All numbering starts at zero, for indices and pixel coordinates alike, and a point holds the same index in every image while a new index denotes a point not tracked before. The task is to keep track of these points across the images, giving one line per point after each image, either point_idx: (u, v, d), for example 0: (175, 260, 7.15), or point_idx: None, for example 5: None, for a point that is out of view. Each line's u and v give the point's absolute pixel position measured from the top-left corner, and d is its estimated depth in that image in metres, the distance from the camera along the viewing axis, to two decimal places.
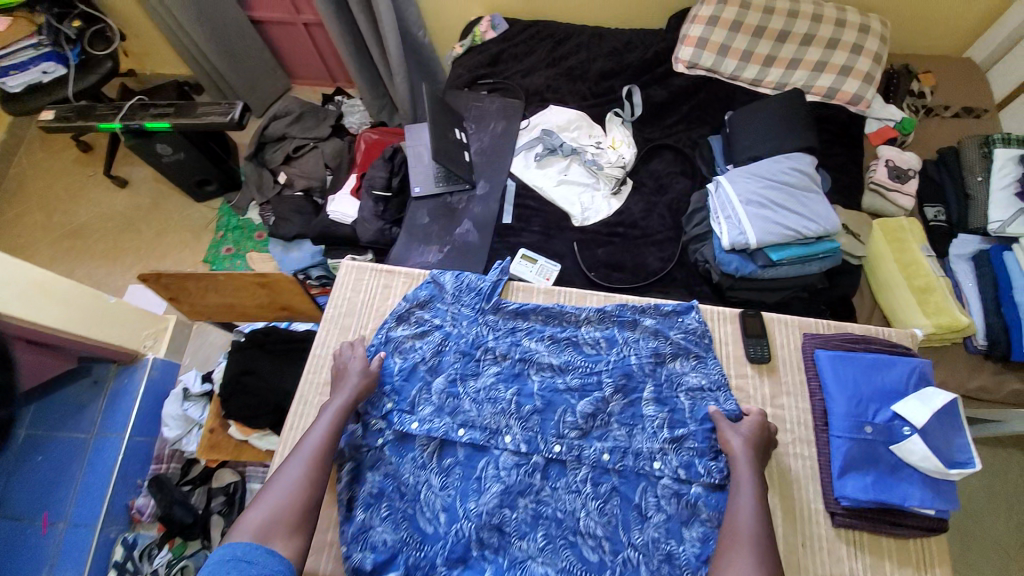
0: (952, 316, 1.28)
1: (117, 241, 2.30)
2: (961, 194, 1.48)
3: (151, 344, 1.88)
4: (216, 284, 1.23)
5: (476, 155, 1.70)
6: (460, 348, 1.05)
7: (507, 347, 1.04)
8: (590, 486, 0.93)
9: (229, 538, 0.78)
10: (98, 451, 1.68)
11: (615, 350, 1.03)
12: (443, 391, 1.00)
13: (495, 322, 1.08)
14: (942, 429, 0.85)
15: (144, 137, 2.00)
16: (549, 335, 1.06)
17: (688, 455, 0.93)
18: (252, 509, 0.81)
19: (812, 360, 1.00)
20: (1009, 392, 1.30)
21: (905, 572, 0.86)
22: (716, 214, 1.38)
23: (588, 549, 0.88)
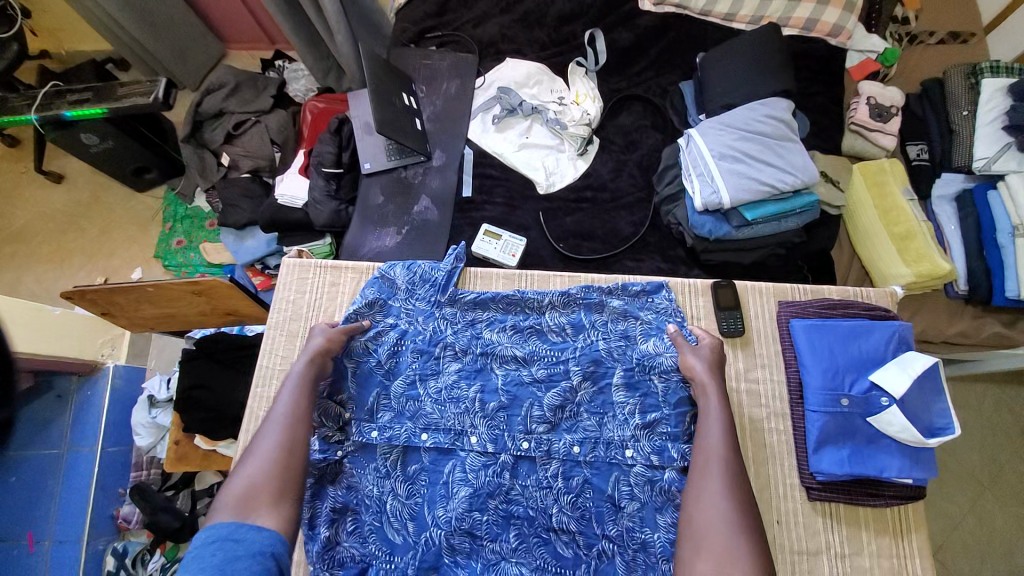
0: (932, 264, 1.22)
1: (59, 242, 2.14)
2: (945, 129, 1.39)
3: (110, 351, 1.77)
4: (149, 295, 1.12)
5: (429, 122, 1.55)
6: (418, 346, 0.97)
7: (469, 342, 0.97)
8: (560, 482, 0.89)
9: (210, 519, 0.71)
10: (73, 467, 1.61)
11: (582, 336, 0.97)
12: (401, 392, 0.94)
13: (455, 315, 1.01)
14: (921, 395, 0.83)
15: (65, 128, 1.81)
16: (511, 323, 1.00)
17: (660, 440, 0.89)
18: (232, 479, 0.75)
19: (788, 330, 0.95)
20: (990, 335, 1.27)
21: (881, 540, 0.86)
22: (687, 171, 1.28)
23: (561, 545, 0.86)
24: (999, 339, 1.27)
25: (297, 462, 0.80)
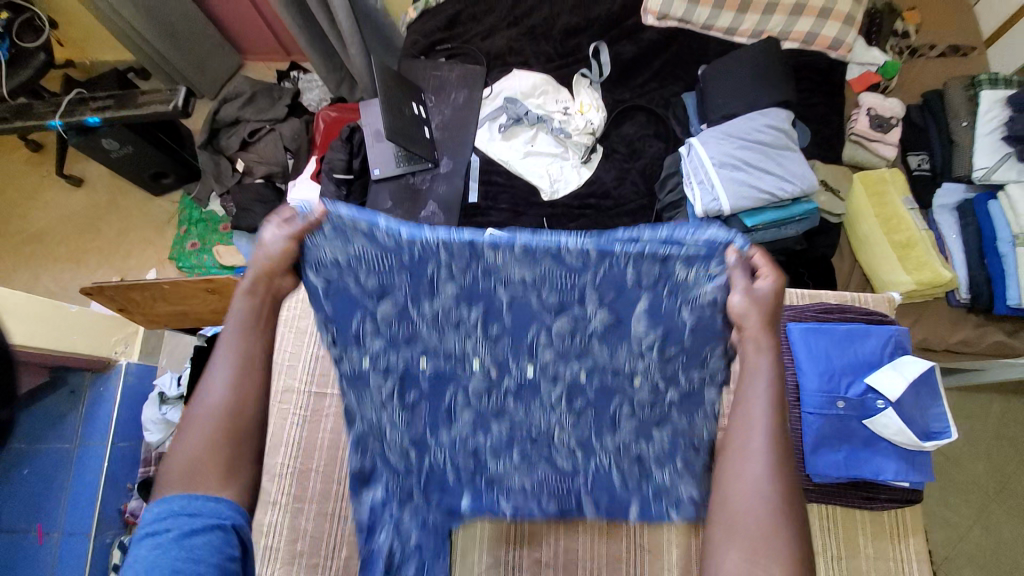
0: (934, 272, 1.24)
1: (78, 243, 2.20)
2: (946, 139, 1.40)
3: (123, 349, 1.83)
4: (164, 293, 1.16)
5: (438, 131, 1.60)
6: (401, 262, 0.70)
7: (466, 262, 0.70)
8: (564, 404, 0.72)
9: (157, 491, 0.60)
10: (83, 462, 1.64)
11: (605, 262, 0.69)
12: (387, 319, 0.70)
13: (446, 238, 0.69)
14: (917, 399, 0.84)
15: (87, 134, 1.88)
16: (518, 243, 0.69)
17: (696, 377, 0.70)
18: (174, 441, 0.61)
19: (784, 332, 0.95)
20: (990, 344, 1.28)
21: (877, 542, 0.86)
22: (689, 179, 1.31)
23: (559, 459, 0.74)
24: (999, 347, 1.28)
25: (250, 413, 0.63)
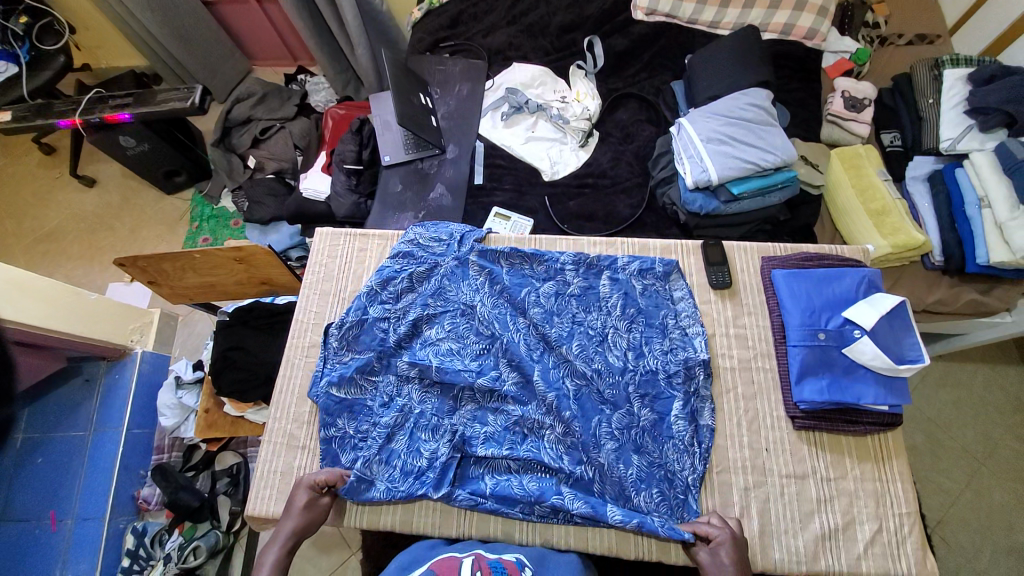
0: (908, 235, 1.34)
1: (90, 241, 2.27)
2: (914, 116, 1.53)
3: (138, 337, 1.85)
4: (194, 262, 1.24)
5: (444, 120, 1.69)
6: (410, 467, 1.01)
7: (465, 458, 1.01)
8: (577, 374, 1.01)
9: None
10: (98, 448, 1.68)
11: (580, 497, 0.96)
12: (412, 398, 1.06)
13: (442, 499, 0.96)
14: (892, 329, 0.92)
15: (106, 130, 1.97)
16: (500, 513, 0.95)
17: (660, 410, 0.98)
18: None
19: (770, 279, 1.05)
20: (965, 302, 1.37)
21: (864, 465, 0.93)
22: (679, 155, 1.41)
23: (592, 314, 1.07)
24: (975, 305, 1.37)
25: None
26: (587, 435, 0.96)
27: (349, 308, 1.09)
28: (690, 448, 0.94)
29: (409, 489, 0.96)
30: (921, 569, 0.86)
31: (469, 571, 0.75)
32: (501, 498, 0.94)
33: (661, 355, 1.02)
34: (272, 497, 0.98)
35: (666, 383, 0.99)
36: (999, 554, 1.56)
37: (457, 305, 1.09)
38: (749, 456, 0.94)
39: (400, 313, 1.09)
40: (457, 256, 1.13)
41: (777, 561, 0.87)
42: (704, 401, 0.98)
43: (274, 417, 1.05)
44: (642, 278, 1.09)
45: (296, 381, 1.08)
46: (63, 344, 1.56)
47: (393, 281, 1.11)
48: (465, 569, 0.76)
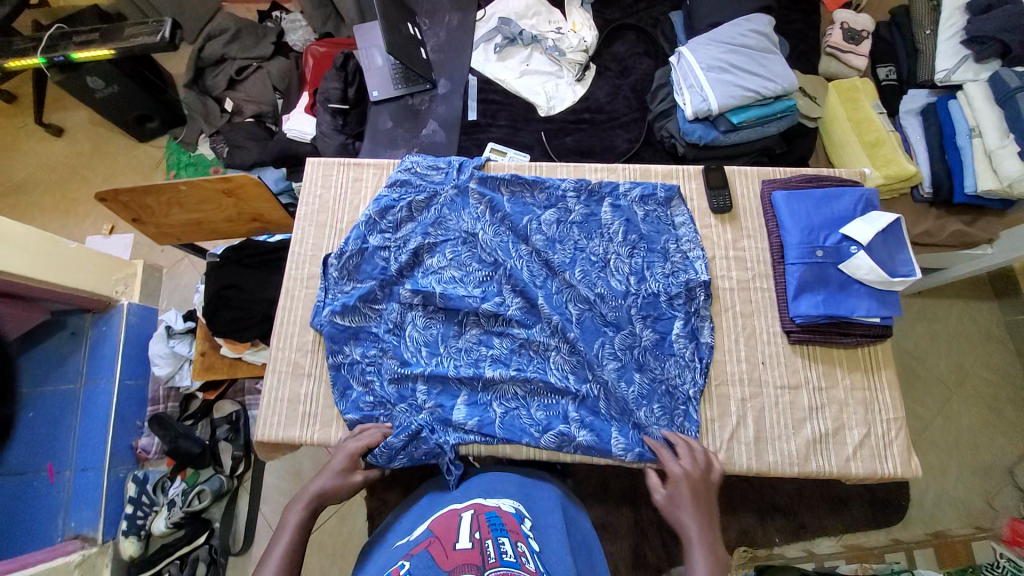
0: (899, 166, 1.35)
1: (63, 192, 2.16)
2: (911, 49, 1.52)
3: (122, 289, 1.79)
4: (180, 196, 1.19)
5: (434, 53, 1.62)
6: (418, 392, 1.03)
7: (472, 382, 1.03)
8: (580, 300, 1.02)
9: None
10: (92, 398, 1.67)
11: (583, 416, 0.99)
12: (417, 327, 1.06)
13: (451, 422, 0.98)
14: (887, 245, 0.95)
15: (71, 71, 1.85)
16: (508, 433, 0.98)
17: (662, 330, 1.00)
18: None
19: (770, 202, 1.06)
20: (950, 233, 1.39)
21: (854, 374, 0.97)
22: (679, 86, 1.38)
23: (595, 241, 1.07)
24: (960, 235, 1.39)
25: None
26: (591, 354, 0.98)
27: (348, 238, 1.07)
28: (691, 363, 0.97)
29: (419, 414, 0.98)
30: (905, 468, 0.92)
31: (467, 532, 0.73)
32: (509, 419, 0.97)
33: (662, 278, 1.03)
34: (284, 422, 0.99)
35: (668, 305, 1.01)
36: (965, 472, 1.70)
37: (458, 234, 1.08)
38: (746, 369, 0.98)
39: (401, 243, 1.08)
40: (457, 184, 1.11)
41: (772, 464, 0.92)
42: (703, 320, 1.00)
43: (274, 346, 1.05)
44: (644, 204, 1.09)
45: (298, 313, 1.06)
46: (46, 295, 1.52)
47: (392, 211, 1.09)
48: (464, 531, 0.74)
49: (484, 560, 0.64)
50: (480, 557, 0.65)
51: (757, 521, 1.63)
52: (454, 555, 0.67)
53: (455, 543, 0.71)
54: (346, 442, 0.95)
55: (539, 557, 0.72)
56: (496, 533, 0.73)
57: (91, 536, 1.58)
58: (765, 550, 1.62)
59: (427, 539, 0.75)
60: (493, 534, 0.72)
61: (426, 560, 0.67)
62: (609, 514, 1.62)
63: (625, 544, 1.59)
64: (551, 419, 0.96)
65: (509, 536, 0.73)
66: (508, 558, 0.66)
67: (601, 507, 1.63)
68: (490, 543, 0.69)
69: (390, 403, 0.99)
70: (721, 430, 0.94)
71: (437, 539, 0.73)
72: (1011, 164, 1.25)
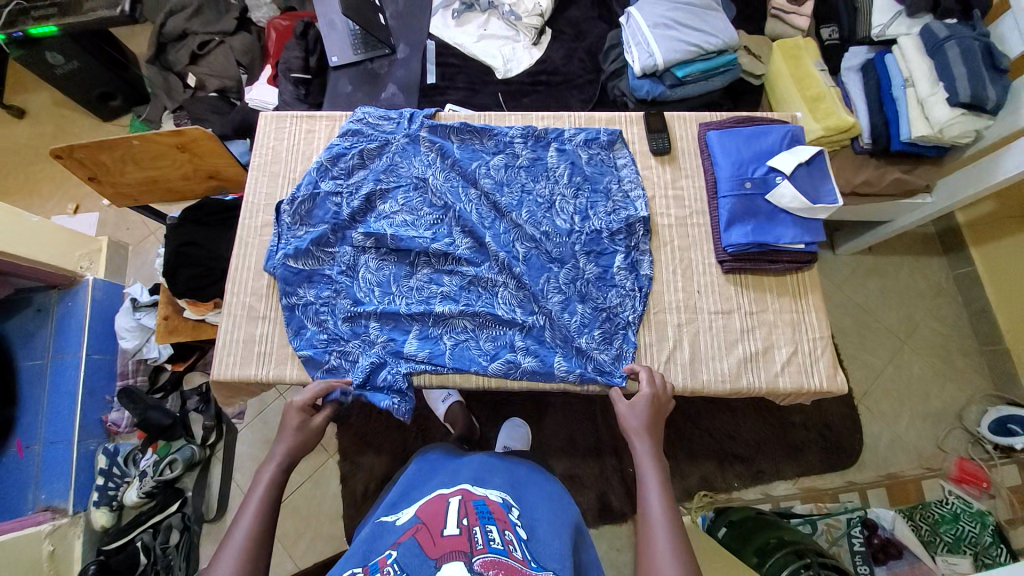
0: (839, 118, 1.40)
1: (26, 174, 2.13)
2: (851, 9, 1.58)
3: (88, 265, 1.77)
4: (134, 151, 1.20)
5: (392, 19, 1.64)
6: None
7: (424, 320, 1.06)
8: (528, 239, 1.06)
9: None
10: (59, 372, 1.65)
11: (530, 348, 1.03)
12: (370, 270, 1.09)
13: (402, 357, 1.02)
14: (811, 176, 1.00)
15: (30, 46, 1.83)
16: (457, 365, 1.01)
17: (604, 264, 1.05)
18: None
19: (704, 143, 1.11)
20: (889, 181, 1.45)
21: (783, 298, 1.03)
22: (628, 44, 1.43)
23: (542, 184, 1.11)
24: (900, 183, 1.46)
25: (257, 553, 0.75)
26: (537, 288, 1.02)
27: (301, 184, 1.10)
28: (630, 292, 1.02)
29: (371, 349, 1.01)
30: (830, 382, 0.98)
31: (455, 518, 0.79)
32: (459, 350, 1.00)
33: (605, 216, 1.07)
34: (240, 361, 1.02)
35: (609, 240, 1.06)
36: (919, 420, 1.68)
37: (409, 180, 1.12)
38: (683, 298, 1.03)
39: (353, 189, 1.11)
40: (408, 133, 1.15)
41: (706, 382, 0.97)
42: (643, 254, 1.05)
43: (230, 291, 1.07)
44: (588, 148, 1.14)
45: (253, 258, 1.09)
46: (19, 272, 1.54)
47: (343, 158, 1.12)
48: (451, 517, 0.80)
49: (472, 548, 0.72)
50: (469, 545, 0.73)
51: (716, 466, 1.61)
52: (443, 542, 0.73)
53: (443, 529, 0.77)
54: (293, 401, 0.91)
55: (526, 543, 0.80)
56: (483, 520, 0.79)
57: (62, 507, 1.55)
58: (724, 494, 1.60)
59: (413, 525, 0.79)
60: (480, 522, 0.78)
61: (413, 548, 0.74)
62: (576, 466, 1.62)
63: (591, 494, 1.59)
64: (498, 349, 1.00)
65: (497, 523, 0.80)
66: (496, 545, 0.74)
67: (568, 460, 1.62)
68: (478, 531, 0.76)
69: (345, 340, 1.02)
70: (659, 352, 1.00)
71: (425, 525, 0.78)
72: (941, 110, 1.32)
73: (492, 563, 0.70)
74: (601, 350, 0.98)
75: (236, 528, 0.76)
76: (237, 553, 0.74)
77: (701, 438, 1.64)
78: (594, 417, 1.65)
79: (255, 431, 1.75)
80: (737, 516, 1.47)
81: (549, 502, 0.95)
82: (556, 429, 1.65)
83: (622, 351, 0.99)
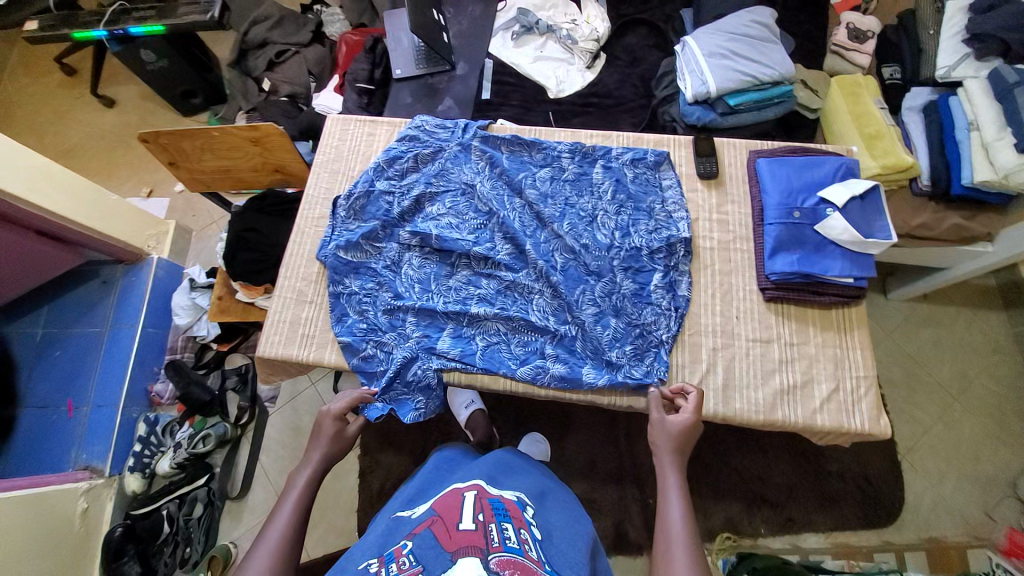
0: (897, 158, 1.37)
1: (108, 158, 2.34)
2: (915, 49, 1.56)
3: (155, 245, 1.91)
4: (212, 142, 1.31)
5: (455, 38, 1.74)
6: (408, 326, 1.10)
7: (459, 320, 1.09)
8: (567, 250, 1.08)
9: None
10: (114, 341, 1.75)
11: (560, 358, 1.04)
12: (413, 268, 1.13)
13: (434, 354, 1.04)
14: (865, 212, 0.98)
15: (127, 44, 2.03)
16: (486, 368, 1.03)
17: (641, 281, 1.05)
18: None
19: (754, 170, 1.11)
20: (948, 226, 1.39)
21: (826, 333, 1.00)
22: (681, 71, 1.45)
23: (585, 199, 1.13)
24: (959, 230, 1.39)
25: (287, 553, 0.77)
26: (572, 299, 1.03)
27: (358, 181, 1.17)
28: (665, 311, 1.02)
29: (405, 344, 1.04)
30: (873, 425, 0.94)
31: (470, 513, 0.79)
32: (490, 352, 1.02)
33: (646, 234, 1.08)
34: (284, 342, 1.07)
35: (649, 258, 1.06)
36: (970, 485, 1.56)
37: (458, 186, 1.16)
38: (720, 322, 1.02)
39: (405, 190, 1.17)
40: (461, 141, 1.20)
41: (738, 410, 0.95)
42: (682, 274, 1.05)
43: (283, 276, 1.13)
44: (634, 167, 1.15)
45: (307, 247, 1.15)
46: (88, 242, 1.65)
47: (399, 160, 1.19)
48: (466, 511, 0.80)
49: (488, 545, 0.72)
50: (484, 541, 0.72)
51: (742, 509, 1.54)
52: (458, 536, 0.73)
53: (459, 523, 0.77)
54: (326, 410, 0.96)
55: (540, 544, 0.80)
56: (499, 517, 0.79)
57: (100, 469, 1.63)
58: (749, 539, 1.52)
59: (429, 518, 0.80)
60: (496, 518, 0.79)
61: (429, 540, 0.74)
62: (595, 491, 1.58)
63: (608, 521, 1.55)
64: (529, 355, 1.02)
65: (512, 521, 0.80)
66: (511, 544, 0.74)
67: (588, 484, 1.59)
68: (494, 528, 0.76)
69: (383, 332, 1.06)
70: (690, 374, 0.98)
71: (440, 518, 0.78)
72: (1007, 156, 1.27)
73: (508, 561, 0.69)
74: (632, 363, 0.98)
75: (272, 527, 0.79)
76: (271, 550, 0.77)
77: (728, 476, 1.57)
78: (617, 442, 1.62)
79: (285, 418, 1.81)
80: (760, 564, 1.36)
81: (565, 506, 0.94)
82: (577, 450, 1.62)
83: (654, 370, 0.98)
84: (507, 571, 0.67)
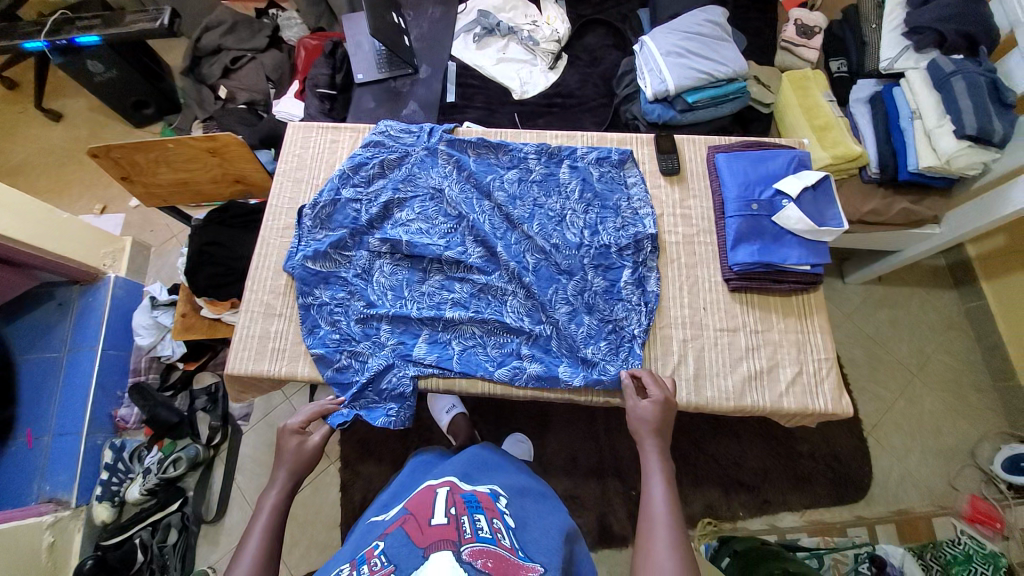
0: (846, 148, 1.44)
1: (58, 174, 2.23)
2: (860, 43, 1.64)
3: (112, 262, 1.83)
4: (169, 155, 1.28)
5: (417, 41, 1.72)
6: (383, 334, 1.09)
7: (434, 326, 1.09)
8: (538, 250, 1.09)
9: None
10: (74, 366, 1.67)
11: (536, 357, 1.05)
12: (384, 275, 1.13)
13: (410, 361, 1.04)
14: (818, 201, 1.03)
15: (73, 54, 1.93)
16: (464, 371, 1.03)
17: (612, 278, 1.07)
18: None
19: (713, 165, 1.15)
20: (897, 212, 1.47)
21: (788, 319, 1.04)
22: (641, 70, 1.48)
23: (552, 199, 1.15)
24: (907, 214, 1.47)
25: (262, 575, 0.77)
26: (545, 298, 1.04)
27: (323, 190, 1.15)
28: (636, 306, 1.04)
29: (380, 352, 1.04)
30: (836, 404, 0.98)
31: (442, 508, 0.80)
32: (466, 356, 1.03)
33: (614, 232, 1.10)
34: (255, 358, 1.05)
35: (618, 255, 1.08)
36: (929, 456, 1.65)
37: (426, 190, 1.16)
38: (688, 313, 1.05)
39: (373, 197, 1.16)
40: (427, 145, 1.20)
41: (709, 399, 0.98)
42: (650, 270, 1.08)
43: (249, 289, 1.11)
44: (600, 166, 1.17)
45: (272, 259, 1.13)
46: (43, 265, 1.56)
47: (364, 167, 1.17)
48: (439, 506, 0.81)
49: (461, 537, 0.72)
50: (457, 533, 0.73)
51: (721, 494, 1.59)
52: (430, 531, 0.73)
53: (431, 518, 0.77)
54: (286, 427, 0.93)
55: (514, 532, 0.81)
56: (471, 510, 0.80)
57: (65, 500, 1.55)
58: (729, 523, 1.57)
59: (401, 516, 0.80)
60: (468, 511, 0.79)
61: (401, 537, 0.74)
62: (578, 487, 1.60)
63: (592, 516, 1.57)
64: (505, 357, 1.02)
65: (485, 512, 0.81)
66: (483, 534, 0.75)
67: (570, 480, 1.60)
68: (466, 520, 0.76)
69: (357, 341, 1.05)
70: (664, 366, 1.01)
71: (413, 515, 0.78)
72: (949, 141, 1.34)
73: (481, 551, 0.70)
74: (608, 358, 1.00)
75: (243, 551, 0.78)
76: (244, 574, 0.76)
77: (705, 464, 1.62)
78: (597, 437, 1.65)
79: (260, 434, 1.77)
80: (741, 548, 1.41)
81: (540, 497, 0.96)
82: (558, 447, 1.64)
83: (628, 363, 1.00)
84: (480, 560, 0.69)
